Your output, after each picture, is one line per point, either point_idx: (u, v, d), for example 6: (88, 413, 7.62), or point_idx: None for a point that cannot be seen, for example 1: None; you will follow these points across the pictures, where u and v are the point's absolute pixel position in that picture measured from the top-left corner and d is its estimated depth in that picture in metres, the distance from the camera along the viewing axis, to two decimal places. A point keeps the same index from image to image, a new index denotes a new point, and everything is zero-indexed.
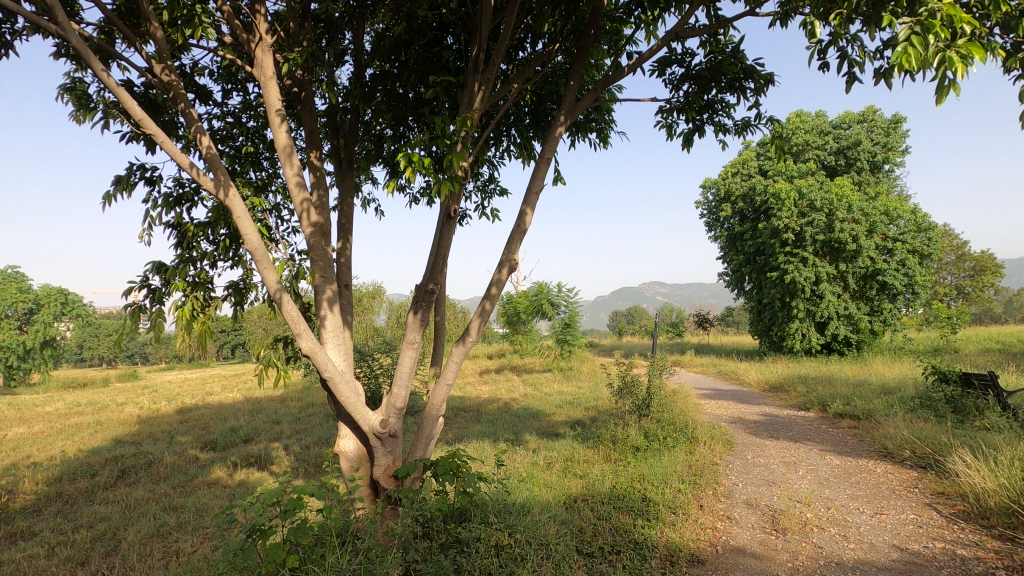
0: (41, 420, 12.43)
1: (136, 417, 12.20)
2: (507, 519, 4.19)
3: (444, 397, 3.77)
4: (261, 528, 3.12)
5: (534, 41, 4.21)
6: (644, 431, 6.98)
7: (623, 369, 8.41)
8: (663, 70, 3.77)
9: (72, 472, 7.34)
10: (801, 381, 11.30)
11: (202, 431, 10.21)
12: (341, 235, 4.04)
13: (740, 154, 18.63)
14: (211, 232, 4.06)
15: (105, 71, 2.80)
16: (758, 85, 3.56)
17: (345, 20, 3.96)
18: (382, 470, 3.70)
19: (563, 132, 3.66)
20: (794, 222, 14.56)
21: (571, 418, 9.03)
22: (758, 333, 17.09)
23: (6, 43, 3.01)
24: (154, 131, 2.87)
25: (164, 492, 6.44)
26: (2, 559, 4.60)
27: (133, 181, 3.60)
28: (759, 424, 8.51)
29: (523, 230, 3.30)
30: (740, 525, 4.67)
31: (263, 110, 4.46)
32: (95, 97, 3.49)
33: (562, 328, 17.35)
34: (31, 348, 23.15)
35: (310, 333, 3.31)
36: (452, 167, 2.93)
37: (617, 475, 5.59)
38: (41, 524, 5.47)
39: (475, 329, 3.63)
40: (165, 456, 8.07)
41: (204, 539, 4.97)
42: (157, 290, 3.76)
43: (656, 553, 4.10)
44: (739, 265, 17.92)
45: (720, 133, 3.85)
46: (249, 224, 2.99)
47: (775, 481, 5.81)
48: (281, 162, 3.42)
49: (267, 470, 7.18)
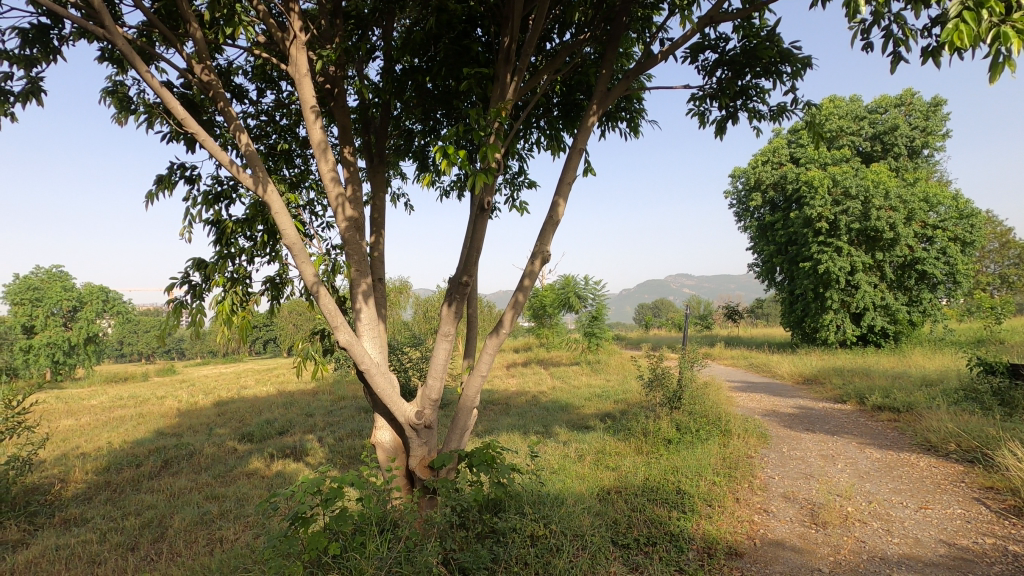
0: (87, 413, 12.94)
1: (176, 410, 12.62)
2: (542, 510, 4.22)
3: (478, 389, 3.78)
4: (304, 516, 3.22)
5: (562, 31, 4.16)
6: (676, 424, 6.92)
7: (653, 361, 8.34)
8: (695, 56, 3.70)
9: (119, 462, 7.63)
10: (837, 373, 11.05)
11: (238, 423, 10.48)
12: (374, 229, 4.09)
13: (771, 142, 18.20)
14: (248, 229, 4.16)
15: (148, 72, 2.87)
16: (795, 69, 3.46)
17: (375, 17, 3.97)
18: (418, 461, 3.72)
19: (594, 122, 3.62)
20: (827, 210, 14.18)
21: (601, 411, 9.00)
22: (790, 324, 16.73)
23: (54, 49, 3.13)
24: (196, 129, 2.94)
25: (206, 482, 6.65)
26: (58, 544, 4.83)
27: (174, 181, 3.71)
28: (794, 417, 8.34)
29: (556, 221, 3.28)
30: (778, 518, 4.60)
31: (297, 109, 4.54)
32: (136, 98, 3.60)
33: (589, 321, 17.32)
34: (75, 344, 24.05)
35: (347, 326, 3.37)
36: (486, 158, 2.95)
37: (650, 467, 5.57)
38: (92, 512, 5.70)
39: (508, 322, 3.63)
40: (205, 448, 8.32)
41: (246, 527, 5.11)
42: (198, 286, 3.88)
43: (693, 546, 4.06)
44: (771, 255, 17.54)
45: (755, 120, 3.76)
46: (286, 219, 3.05)
47: (813, 474, 5.69)
48: (316, 158, 3.48)
49: (302, 462, 7.33)
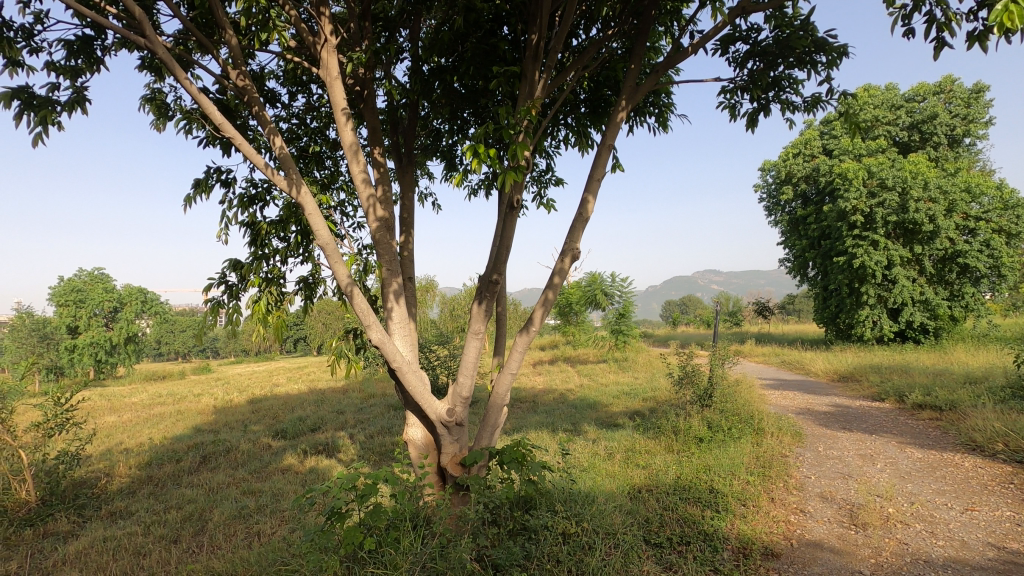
0: (128, 410, 13.41)
1: (213, 407, 12.98)
2: (574, 507, 4.21)
3: (509, 387, 3.79)
4: (340, 512, 3.31)
5: (589, 27, 4.13)
6: (707, 422, 6.82)
7: (682, 358, 8.22)
8: (726, 48, 3.63)
9: (160, 457, 7.90)
10: (875, 370, 10.72)
11: (271, 420, 10.74)
12: (403, 229, 4.14)
13: (802, 134, 17.77)
14: (282, 230, 4.25)
15: (187, 78, 2.96)
16: (830, 58, 3.37)
17: (402, 18, 4.00)
18: (450, 458, 3.75)
19: (624, 119, 3.59)
20: (862, 203, 13.77)
21: (629, 409, 8.92)
22: (823, 321, 16.30)
23: (97, 59, 3.25)
24: (232, 134, 3.01)
25: (243, 477, 6.84)
26: (106, 535, 5.03)
27: (211, 184, 3.82)
28: (829, 416, 8.13)
29: (585, 218, 3.27)
30: (816, 519, 4.49)
31: (326, 111, 4.62)
32: (174, 105, 3.72)
33: (616, 318, 17.20)
34: (116, 343, 24.97)
35: (379, 325, 3.41)
36: (516, 156, 2.95)
37: (681, 466, 5.50)
38: (136, 505, 5.91)
39: (538, 319, 3.63)
40: (241, 444, 8.55)
41: (282, 521, 5.23)
42: (234, 286, 3.99)
43: (728, 545, 4.00)
44: (803, 249, 17.13)
45: (788, 111, 3.66)
46: (320, 220, 3.10)
47: (851, 474, 5.55)
48: (347, 160, 3.53)
49: (335, 458, 7.47)
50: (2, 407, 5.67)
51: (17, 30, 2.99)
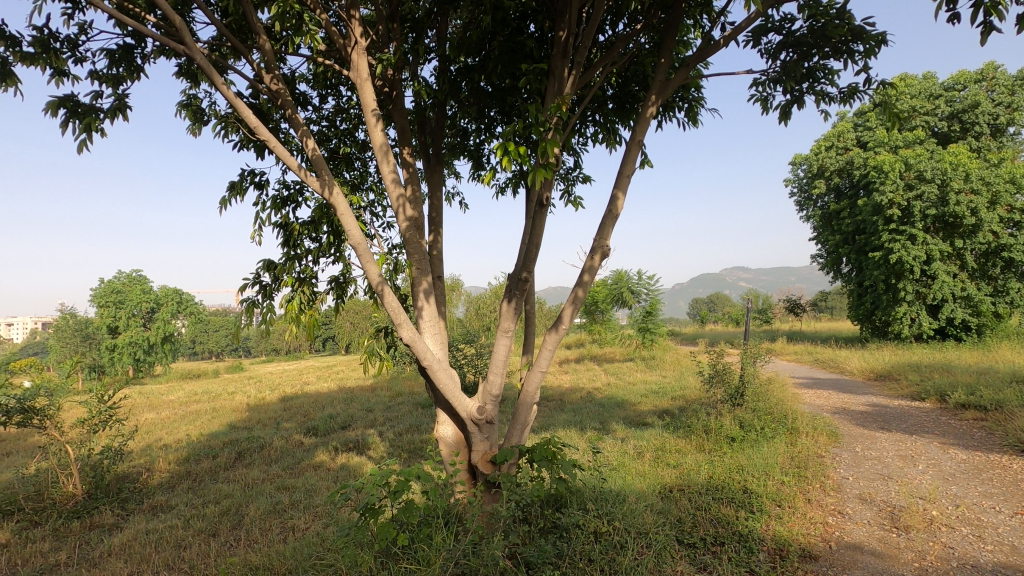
0: (166, 407, 13.85)
1: (246, 405, 13.29)
2: (605, 506, 4.18)
3: (538, 385, 3.78)
4: (373, 508, 3.35)
5: (616, 22, 4.10)
6: (739, 421, 6.70)
7: (712, 356, 8.08)
8: (758, 39, 3.54)
9: (197, 453, 8.13)
10: (914, 369, 10.39)
11: (303, 418, 10.94)
12: (432, 228, 4.16)
13: (835, 126, 17.30)
14: (314, 231, 4.32)
15: (223, 83, 3.03)
16: (868, 47, 3.27)
17: (429, 19, 4.03)
18: (480, 456, 3.75)
19: (653, 114, 3.55)
20: (899, 196, 13.35)
21: (658, 408, 8.82)
22: (858, 318, 15.83)
23: (137, 67, 3.35)
24: (267, 136, 3.07)
25: (277, 473, 6.99)
26: (149, 528, 5.20)
27: (245, 187, 3.90)
28: (867, 415, 7.88)
29: (615, 214, 3.24)
30: (855, 520, 4.37)
31: (355, 113, 4.68)
32: (209, 110, 3.82)
33: (643, 317, 17.03)
34: (153, 343, 25.79)
35: (410, 323, 3.44)
36: (545, 154, 2.94)
37: (713, 466, 5.43)
38: (176, 499, 6.09)
39: (568, 317, 3.61)
40: (274, 441, 8.74)
41: (316, 517, 5.33)
42: (268, 286, 4.08)
43: (763, 547, 3.92)
44: (836, 245, 16.69)
45: (823, 103, 3.56)
46: (351, 220, 3.14)
47: (891, 476, 5.39)
48: (378, 160, 3.57)
49: (365, 455, 7.58)
50: (50, 404, 5.91)
51: (63, 41, 3.11)
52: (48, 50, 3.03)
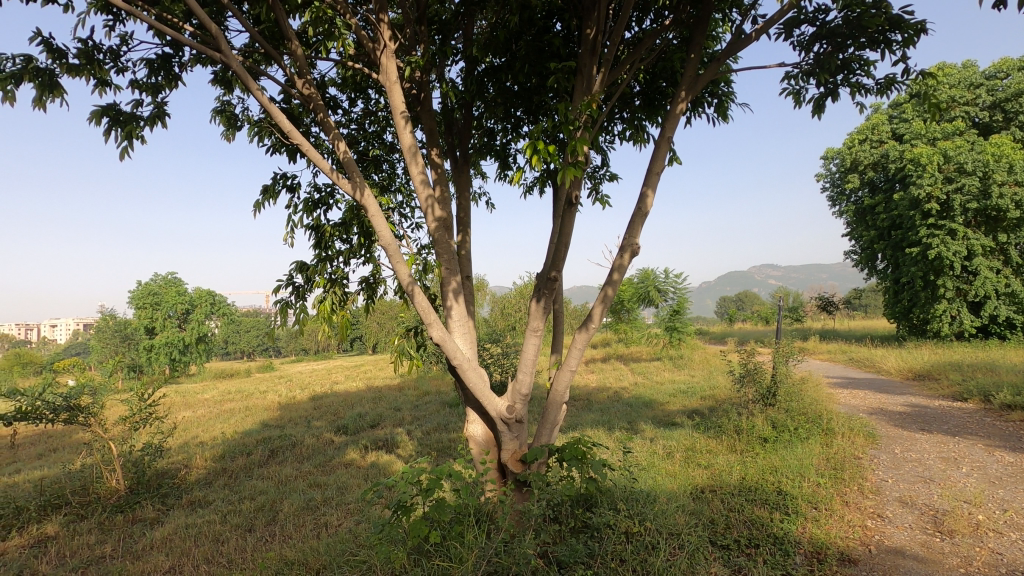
0: (202, 405, 14.24)
1: (277, 404, 13.57)
2: (636, 506, 4.13)
3: (568, 384, 3.77)
4: (406, 505, 3.38)
5: (643, 18, 4.06)
6: (771, 421, 6.57)
7: (743, 355, 7.94)
8: (791, 32, 3.46)
9: (233, 451, 8.34)
10: (955, 368, 10.02)
11: (333, 416, 11.13)
12: (460, 228, 4.19)
13: (869, 119, 16.81)
14: (344, 232, 4.39)
15: (258, 89, 3.09)
16: (907, 36, 3.17)
17: (456, 20, 4.05)
18: (510, 454, 3.75)
19: (683, 110, 3.50)
20: (938, 189, 12.89)
21: (687, 408, 8.71)
22: (894, 316, 15.35)
23: (175, 75, 3.46)
24: (299, 140, 3.13)
25: (309, 470, 7.13)
26: (188, 522, 5.36)
27: (278, 190, 3.99)
28: (906, 416, 7.65)
29: (645, 212, 3.21)
30: (896, 524, 4.25)
31: (384, 116, 4.75)
32: (242, 115, 3.92)
33: (670, 315, 16.82)
34: (188, 343, 26.52)
35: (440, 323, 3.48)
36: (574, 152, 2.92)
37: (745, 466, 5.35)
38: (213, 495, 6.26)
39: (597, 316, 3.59)
40: (305, 439, 8.91)
41: (347, 513, 5.42)
42: (301, 286, 4.16)
43: (800, 550, 3.83)
44: (871, 241, 16.21)
45: (858, 95, 3.46)
46: (382, 221, 3.18)
47: (933, 478, 5.22)
48: (407, 162, 3.61)
49: (394, 454, 7.67)
50: (94, 403, 6.14)
51: (106, 53, 3.22)
52: (92, 61, 3.14)
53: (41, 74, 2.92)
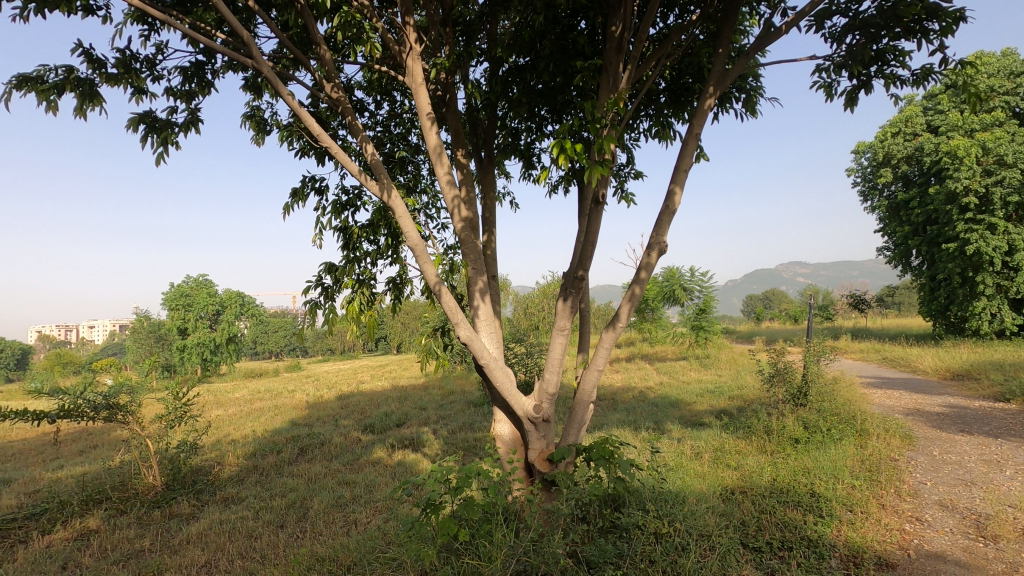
0: (233, 404, 14.60)
1: (305, 403, 13.80)
2: (665, 507, 4.09)
3: (595, 384, 3.75)
4: (435, 503, 3.40)
5: (669, 14, 4.01)
6: (803, 422, 6.44)
7: (772, 355, 7.78)
8: (822, 23, 3.39)
9: (264, 449, 8.53)
10: (996, 368, 9.67)
11: (360, 415, 11.28)
12: (486, 228, 4.20)
13: (902, 111, 16.31)
14: (371, 233, 4.45)
15: (287, 94, 3.15)
16: (944, 25, 3.07)
17: (480, 21, 4.07)
18: (537, 454, 3.74)
19: (711, 106, 3.44)
20: (977, 182, 12.47)
21: (715, 408, 8.59)
22: (930, 313, 14.90)
23: (208, 82, 3.55)
24: (328, 143, 3.17)
25: (338, 468, 7.24)
26: (222, 518, 5.50)
27: (307, 193, 4.06)
28: (944, 417, 7.42)
29: (672, 210, 3.17)
30: (936, 528, 4.12)
31: (409, 118, 4.79)
32: (271, 120, 4.00)
33: (696, 314, 16.61)
34: (218, 343, 27.18)
35: (467, 322, 3.49)
36: (601, 150, 2.90)
37: (776, 468, 5.26)
38: (246, 491, 6.40)
39: (624, 315, 3.56)
40: (333, 438, 9.06)
41: (376, 511, 5.49)
42: (330, 287, 4.23)
43: (835, 553, 3.75)
44: (905, 236, 15.75)
45: (893, 86, 3.36)
46: (409, 222, 3.21)
47: (975, 481, 5.05)
48: (433, 162, 3.63)
49: (421, 452, 7.73)
50: (132, 401, 6.33)
51: (142, 62, 3.32)
52: (130, 70, 3.24)
53: (82, 83, 3.03)
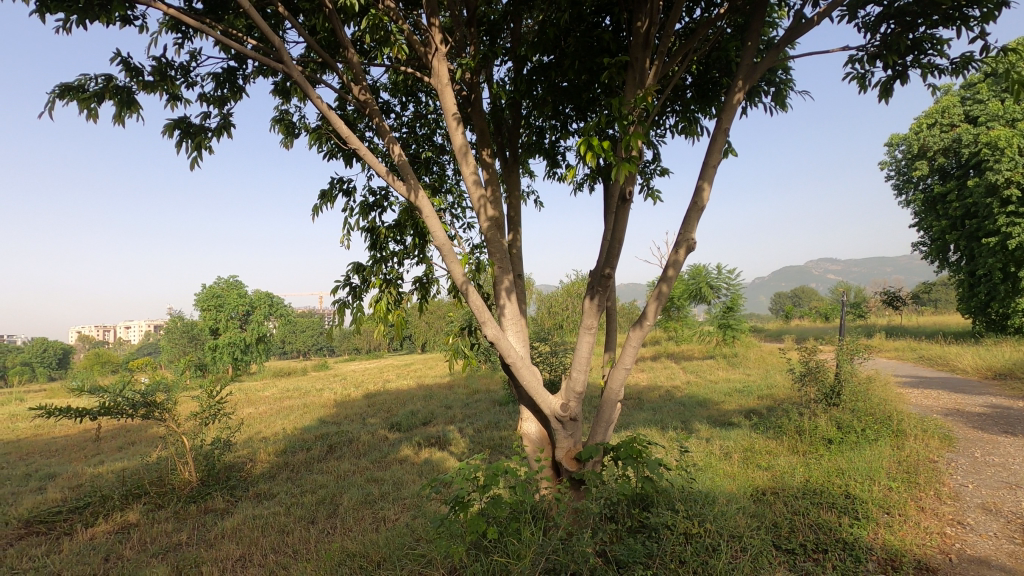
0: (264, 402, 14.94)
1: (333, 401, 14.02)
2: (694, 507, 4.04)
3: (623, 382, 3.71)
4: (463, 501, 3.43)
5: (695, 7, 3.96)
6: (836, 421, 6.29)
7: (804, 353, 7.60)
8: (855, 13, 3.30)
9: (294, 446, 8.71)
10: None
11: (386, 414, 11.41)
12: (512, 227, 4.21)
13: (938, 102, 15.74)
14: (398, 234, 4.50)
15: (315, 97, 3.20)
16: (985, 11, 2.96)
17: (504, 21, 4.07)
18: (564, 453, 3.73)
19: (740, 100, 3.38)
20: (1019, 174, 11.98)
21: (743, 408, 8.44)
22: (969, 310, 14.38)
23: (240, 88, 3.64)
24: (355, 145, 3.21)
25: (366, 466, 7.34)
26: (255, 513, 5.63)
27: (335, 194, 4.13)
28: (986, 417, 7.15)
29: (700, 206, 3.13)
30: (979, 532, 3.99)
31: (433, 119, 4.83)
32: (300, 123, 4.08)
33: (723, 312, 16.35)
34: (248, 343, 27.79)
35: (494, 321, 3.51)
36: (628, 147, 2.88)
37: (809, 468, 5.15)
38: (277, 487, 6.54)
39: (652, 313, 3.53)
40: (361, 435, 9.19)
41: (404, 508, 5.55)
42: (357, 287, 4.29)
43: (872, 556, 3.65)
44: (942, 231, 15.24)
45: (930, 76, 3.26)
46: (436, 221, 3.23)
47: (1020, 484, 4.87)
48: (459, 162, 3.65)
49: (447, 451, 7.78)
50: (168, 399, 6.53)
51: (177, 69, 3.42)
52: (165, 78, 3.35)
53: (121, 91, 3.13)
